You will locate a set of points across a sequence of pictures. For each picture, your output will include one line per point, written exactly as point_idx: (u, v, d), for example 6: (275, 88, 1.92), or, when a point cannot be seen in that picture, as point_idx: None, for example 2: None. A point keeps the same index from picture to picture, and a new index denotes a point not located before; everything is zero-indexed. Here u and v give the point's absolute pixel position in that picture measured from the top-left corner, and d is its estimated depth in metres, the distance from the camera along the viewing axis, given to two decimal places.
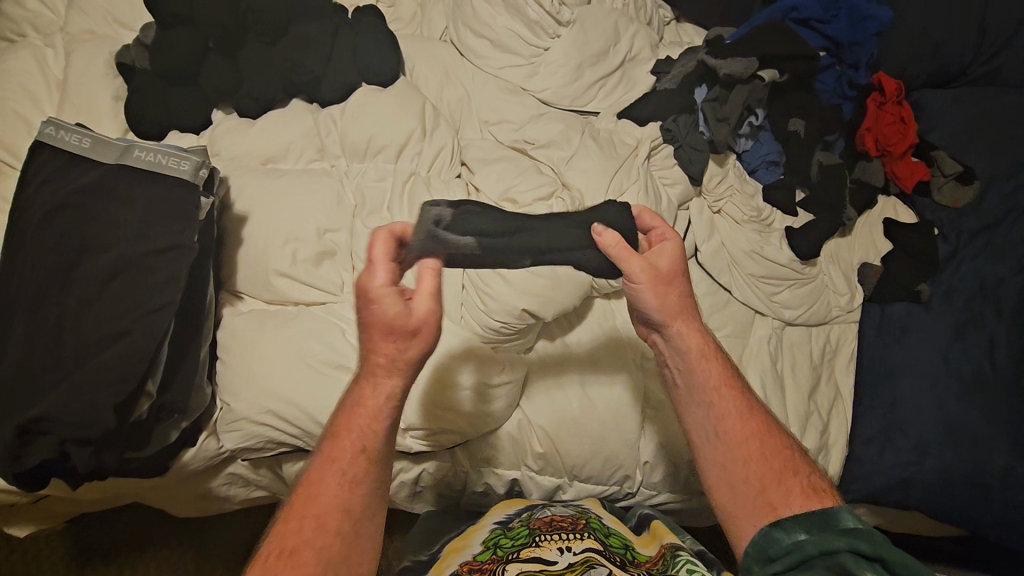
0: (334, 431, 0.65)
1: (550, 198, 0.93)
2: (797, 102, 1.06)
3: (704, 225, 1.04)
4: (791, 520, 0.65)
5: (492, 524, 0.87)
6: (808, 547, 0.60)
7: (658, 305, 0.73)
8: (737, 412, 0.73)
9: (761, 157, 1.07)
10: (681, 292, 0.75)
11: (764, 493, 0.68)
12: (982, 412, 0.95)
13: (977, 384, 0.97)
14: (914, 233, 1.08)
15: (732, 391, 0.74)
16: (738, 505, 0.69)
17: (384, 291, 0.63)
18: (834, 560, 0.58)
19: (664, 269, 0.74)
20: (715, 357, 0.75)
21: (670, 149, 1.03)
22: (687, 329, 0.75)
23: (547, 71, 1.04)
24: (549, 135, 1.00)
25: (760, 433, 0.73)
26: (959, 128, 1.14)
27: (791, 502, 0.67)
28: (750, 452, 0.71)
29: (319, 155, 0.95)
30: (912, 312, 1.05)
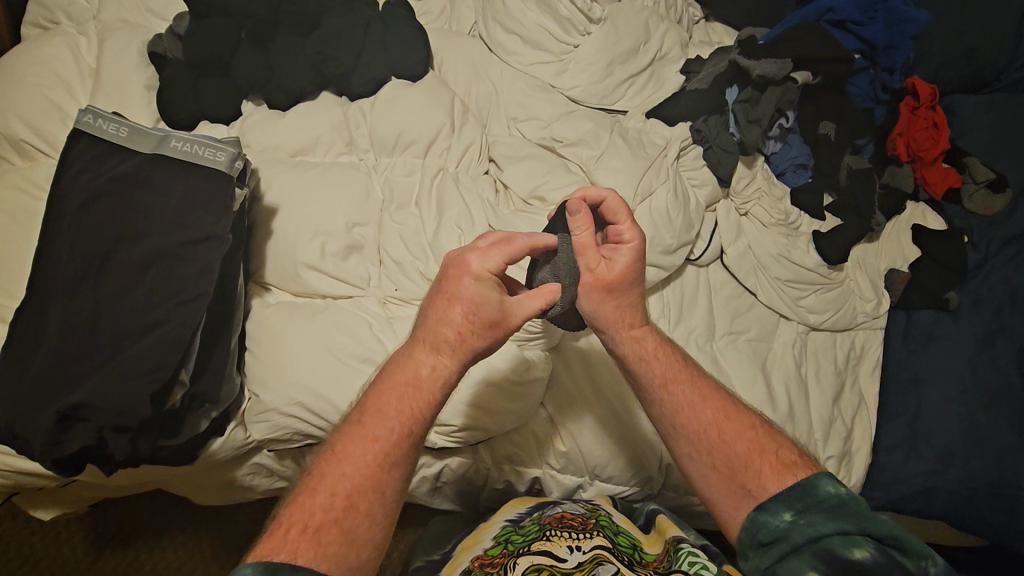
0: (374, 405, 0.63)
1: None
2: (830, 106, 1.05)
3: (730, 228, 1.04)
4: (773, 499, 0.63)
5: (504, 520, 0.86)
6: (796, 536, 0.58)
7: (596, 315, 0.73)
8: (696, 403, 0.71)
9: (790, 159, 1.06)
10: (631, 286, 0.72)
11: (735, 478, 0.66)
12: (1007, 422, 0.95)
13: (1003, 394, 0.97)
14: (944, 240, 1.07)
15: (685, 380, 0.72)
16: (716, 497, 0.67)
17: (485, 277, 0.63)
18: (821, 546, 0.56)
19: (613, 275, 0.71)
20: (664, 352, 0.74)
21: (699, 149, 1.02)
22: (633, 332, 0.73)
23: (576, 69, 1.04)
24: (577, 133, 0.99)
25: (729, 413, 0.71)
26: (991, 135, 1.13)
27: (766, 483, 0.64)
28: (720, 453, 0.68)
29: (347, 148, 0.96)
30: (939, 320, 1.04)
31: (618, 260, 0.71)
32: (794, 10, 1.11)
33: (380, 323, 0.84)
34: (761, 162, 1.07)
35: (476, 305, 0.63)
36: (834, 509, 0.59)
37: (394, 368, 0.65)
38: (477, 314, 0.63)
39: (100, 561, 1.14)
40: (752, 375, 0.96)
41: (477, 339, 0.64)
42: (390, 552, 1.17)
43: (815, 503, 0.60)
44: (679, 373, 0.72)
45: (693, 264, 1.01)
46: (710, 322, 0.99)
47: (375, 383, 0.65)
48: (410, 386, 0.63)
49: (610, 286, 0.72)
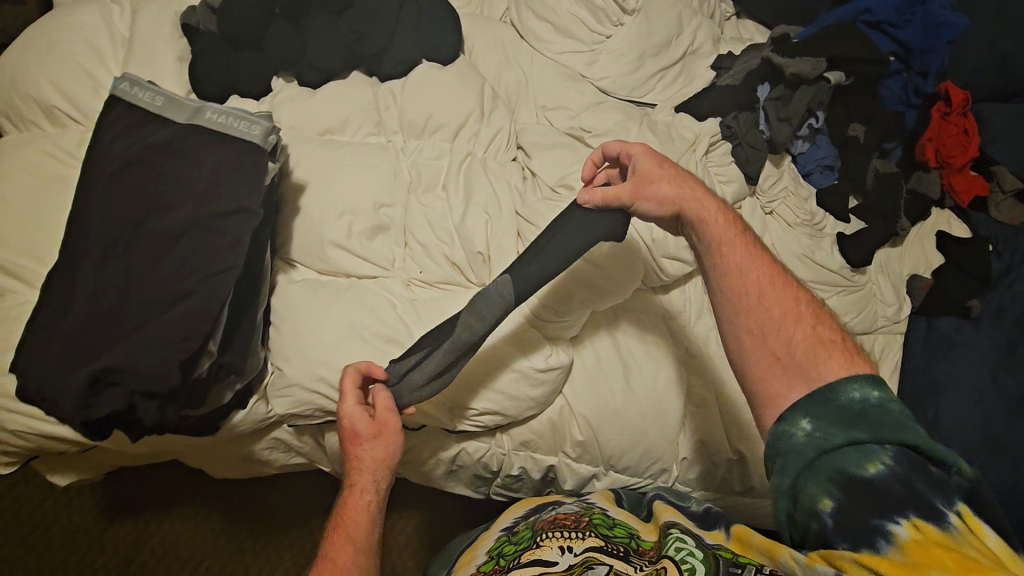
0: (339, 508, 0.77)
1: None
2: (861, 108, 1.05)
3: (755, 226, 1.03)
4: (790, 408, 0.62)
5: (499, 531, 0.85)
6: (810, 448, 0.59)
7: (658, 210, 0.72)
8: (745, 273, 0.69)
9: (816, 160, 1.06)
10: (673, 168, 0.74)
11: (768, 344, 0.65)
12: None
13: None
14: (968, 248, 1.07)
15: (739, 246, 0.70)
16: (756, 383, 0.66)
17: (350, 416, 0.76)
18: (835, 465, 0.57)
19: (644, 174, 0.73)
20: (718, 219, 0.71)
21: (728, 146, 1.01)
22: (695, 210, 0.71)
23: (607, 59, 1.04)
24: (606, 124, 0.99)
25: (776, 279, 0.69)
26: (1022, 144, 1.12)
27: (797, 354, 0.64)
28: (767, 322, 0.66)
29: (376, 129, 0.96)
30: (960, 327, 1.04)
31: (638, 164, 0.74)
32: (830, 10, 1.10)
33: (403, 304, 0.85)
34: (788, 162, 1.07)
35: (348, 428, 0.77)
36: (848, 416, 0.60)
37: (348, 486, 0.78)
38: (355, 434, 0.77)
39: (111, 529, 1.15)
40: None
41: (372, 451, 0.77)
42: (401, 535, 1.18)
43: (830, 412, 0.60)
44: (737, 241, 0.70)
45: None
46: None
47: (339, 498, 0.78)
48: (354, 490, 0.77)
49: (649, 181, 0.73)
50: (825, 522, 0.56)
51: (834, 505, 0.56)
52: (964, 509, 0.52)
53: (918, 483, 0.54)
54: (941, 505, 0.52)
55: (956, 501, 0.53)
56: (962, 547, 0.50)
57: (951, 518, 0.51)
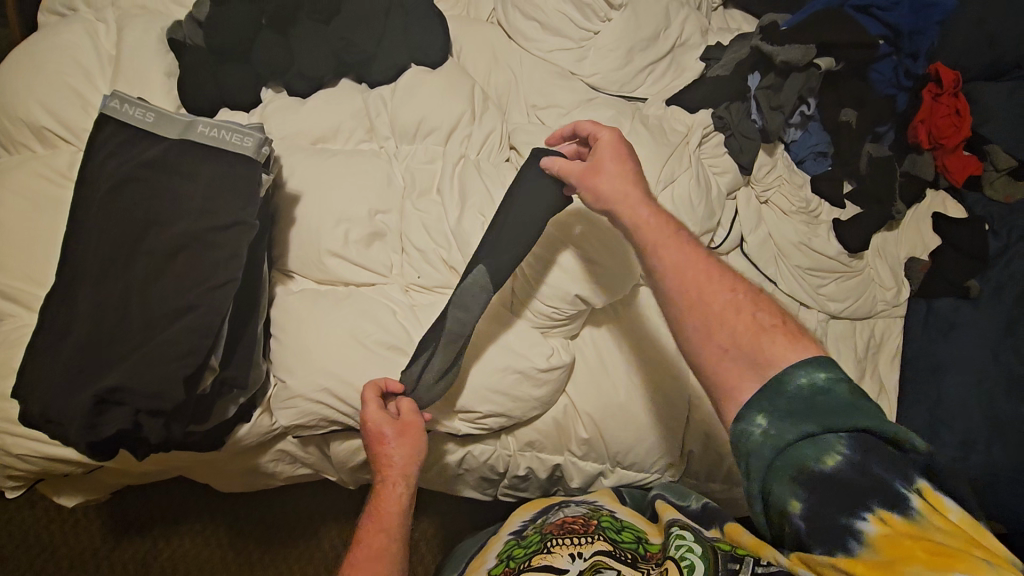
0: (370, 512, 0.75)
1: None
2: (852, 94, 1.05)
3: (751, 213, 1.04)
4: (747, 405, 0.58)
5: (507, 535, 0.86)
6: (767, 450, 0.56)
7: (601, 198, 0.72)
8: (683, 264, 0.66)
9: (809, 147, 1.08)
10: (624, 160, 0.73)
11: (712, 334, 0.62)
12: None
13: None
14: (964, 229, 1.07)
15: (678, 238, 0.68)
16: (711, 373, 0.61)
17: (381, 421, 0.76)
18: (797, 464, 0.54)
19: (590, 164, 0.74)
20: (658, 210, 0.70)
21: (722, 137, 1.01)
22: (633, 196, 0.71)
23: (596, 55, 1.04)
24: (598, 121, 0.99)
25: (714, 264, 0.66)
26: (1014, 122, 1.12)
27: (742, 342, 0.60)
28: (709, 308, 0.63)
29: (369, 136, 0.96)
30: (959, 308, 1.04)
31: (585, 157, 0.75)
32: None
33: (404, 310, 0.86)
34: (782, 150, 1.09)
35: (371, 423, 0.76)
36: (805, 405, 0.56)
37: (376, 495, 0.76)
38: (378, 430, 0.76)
39: (120, 548, 1.15)
40: None
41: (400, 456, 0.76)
42: (413, 538, 1.18)
43: (785, 405, 0.56)
44: (671, 228, 0.69)
45: (713, 252, 1.02)
46: None
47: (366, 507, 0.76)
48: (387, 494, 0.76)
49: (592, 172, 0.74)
50: (797, 526, 0.53)
51: (802, 509, 0.53)
52: (925, 487, 0.51)
53: (876, 468, 0.52)
54: (903, 489, 0.51)
55: (916, 479, 0.52)
56: (928, 533, 0.49)
57: (912, 501, 0.51)
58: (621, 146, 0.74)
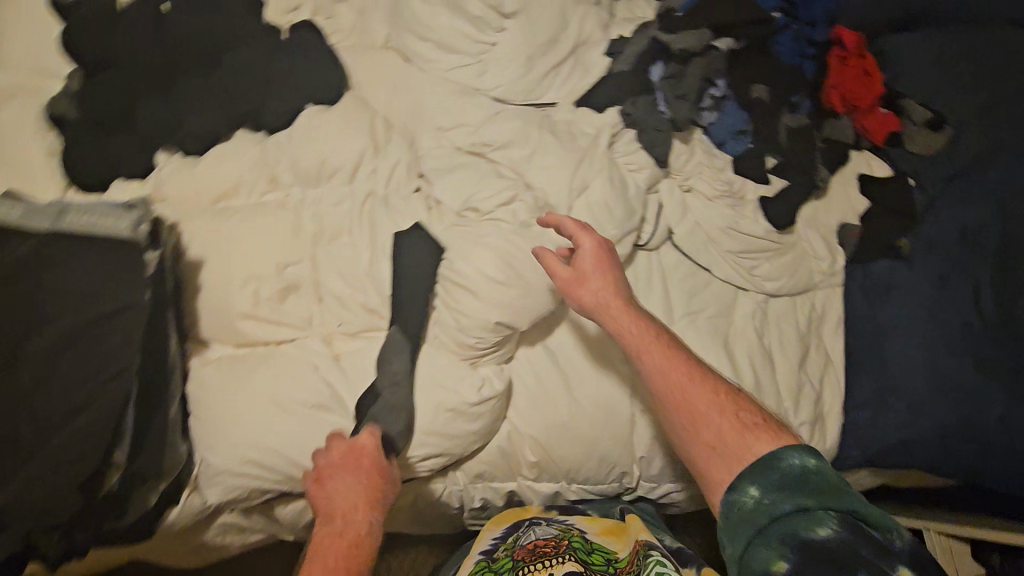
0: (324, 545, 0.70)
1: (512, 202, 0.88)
2: (758, 70, 1.04)
3: (676, 208, 1.03)
4: (738, 479, 0.69)
5: (478, 555, 0.84)
6: (760, 518, 0.65)
7: (584, 305, 0.82)
8: (665, 368, 0.78)
9: (728, 128, 1.03)
10: (605, 265, 0.83)
11: (701, 434, 0.74)
12: (973, 364, 0.92)
13: (968, 336, 0.93)
14: (889, 188, 1.07)
15: (659, 340, 0.80)
16: (693, 456, 0.75)
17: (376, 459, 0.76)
18: (786, 528, 0.63)
19: (583, 269, 0.82)
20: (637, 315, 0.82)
21: (633, 133, 0.98)
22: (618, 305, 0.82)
23: (496, 67, 1.01)
24: (505, 135, 0.96)
25: (694, 374, 0.78)
26: (925, 73, 1.12)
27: (728, 442, 0.72)
28: (695, 412, 0.75)
29: (271, 185, 0.92)
30: (895, 269, 1.02)
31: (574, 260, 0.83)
32: None
33: (327, 363, 0.83)
34: (699, 135, 1.05)
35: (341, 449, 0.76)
36: (795, 483, 0.66)
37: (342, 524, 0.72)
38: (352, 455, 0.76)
39: None
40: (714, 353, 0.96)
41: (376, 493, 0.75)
42: (392, 574, 1.17)
43: (778, 480, 0.67)
44: (653, 340, 0.80)
45: (643, 249, 1.01)
46: (668, 305, 0.99)
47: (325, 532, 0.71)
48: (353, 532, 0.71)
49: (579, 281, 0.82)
50: None
51: (788, 567, 0.60)
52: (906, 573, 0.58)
53: (861, 546, 0.60)
54: (888, 568, 0.58)
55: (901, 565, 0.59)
56: None
57: None
58: (602, 251, 0.84)
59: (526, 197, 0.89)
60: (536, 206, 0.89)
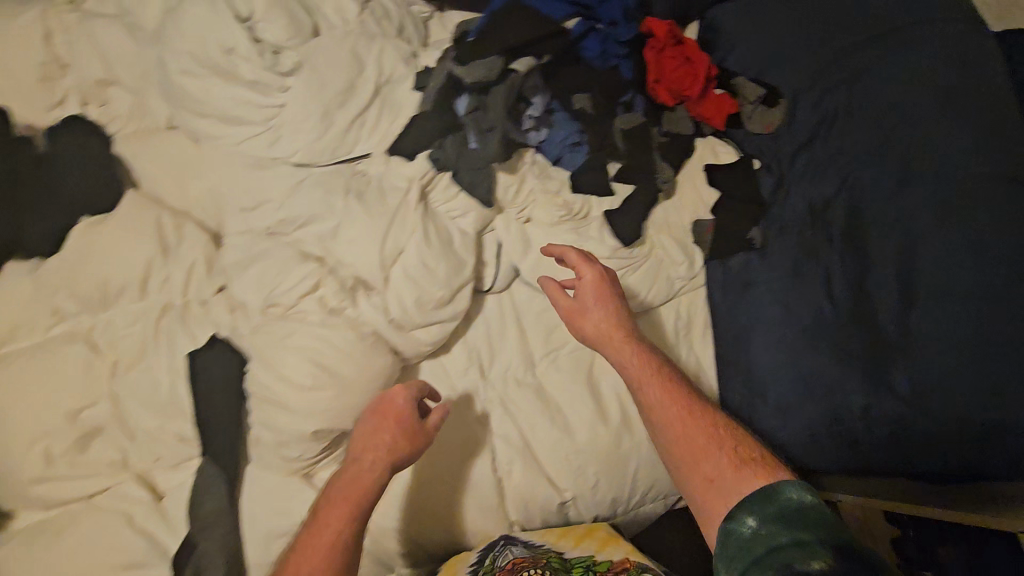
0: (323, 511, 0.69)
1: (315, 290, 0.81)
2: (573, 79, 0.97)
3: (517, 243, 0.97)
4: (736, 508, 0.65)
5: None
6: (758, 546, 0.60)
7: (590, 332, 0.86)
8: (667, 400, 0.79)
9: (561, 143, 0.97)
10: (607, 300, 0.88)
11: (700, 467, 0.72)
12: (831, 355, 0.89)
13: (818, 327, 0.91)
14: (734, 175, 1.03)
15: (656, 378, 0.81)
16: (690, 483, 0.73)
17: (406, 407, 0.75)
18: (779, 557, 0.56)
19: (583, 300, 0.88)
20: (637, 356, 0.83)
21: (448, 177, 0.90)
22: (617, 336, 0.85)
23: (291, 131, 0.92)
24: (308, 208, 0.88)
25: (692, 412, 0.77)
26: (755, 46, 1.07)
27: (727, 476, 0.70)
28: (692, 445, 0.74)
29: (56, 317, 0.82)
30: (751, 262, 0.99)
31: (585, 292, 0.88)
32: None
33: (144, 509, 0.77)
34: (533, 154, 0.99)
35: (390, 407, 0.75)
36: (794, 515, 0.61)
37: (348, 476, 0.71)
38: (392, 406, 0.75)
39: None
40: (577, 392, 0.92)
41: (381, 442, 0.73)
42: None
43: (767, 511, 0.63)
44: (653, 372, 0.81)
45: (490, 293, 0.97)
46: (525, 349, 0.94)
47: (331, 489, 0.71)
48: (355, 488, 0.70)
49: (579, 313, 0.88)
50: None
51: None
52: None
53: None
54: None
55: None
56: None
57: None
58: (603, 285, 0.89)
59: (332, 279, 0.83)
60: (344, 286, 0.83)
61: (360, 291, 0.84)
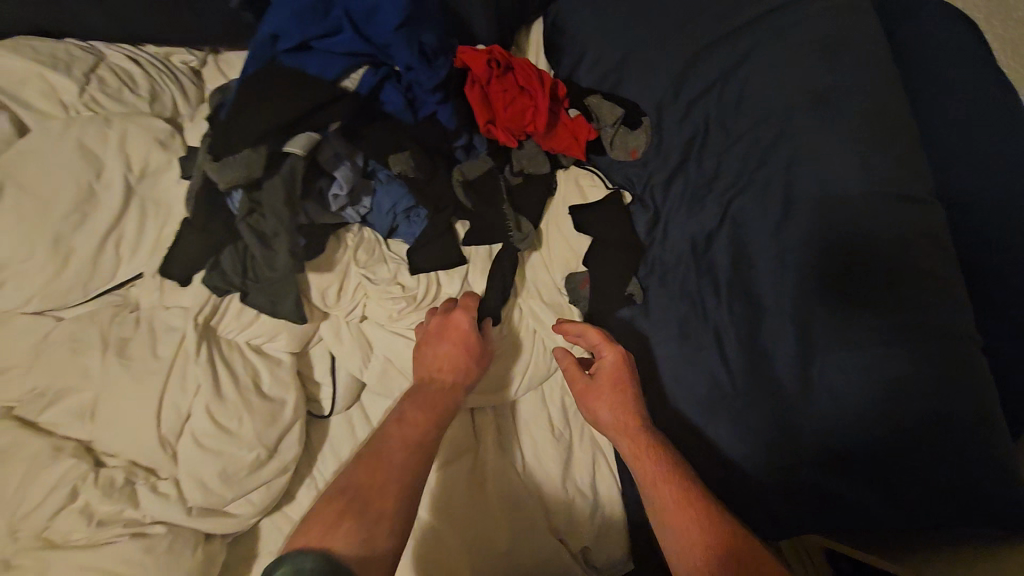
0: (399, 416, 0.69)
1: (72, 501, 0.62)
2: (383, 139, 0.75)
3: (353, 350, 0.78)
4: None
5: None
6: None
7: (607, 419, 0.74)
8: (680, 511, 0.65)
9: (390, 210, 0.78)
10: (627, 390, 0.76)
11: None
12: (732, 427, 0.76)
13: (716, 397, 0.77)
14: (604, 216, 0.85)
15: (676, 485, 0.67)
16: None
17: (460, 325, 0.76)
18: None
19: (602, 381, 0.76)
20: (653, 452, 0.70)
21: (236, 299, 0.70)
22: (634, 429, 0.72)
23: (10, 276, 0.67)
24: (52, 378, 0.66)
25: (713, 533, 0.62)
26: (607, 50, 0.88)
27: None
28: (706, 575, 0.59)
29: None
30: (634, 321, 0.83)
31: (601, 374, 0.77)
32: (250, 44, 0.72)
33: None
34: (358, 230, 0.79)
35: (434, 327, 0.76)
36: None
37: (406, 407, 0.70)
38: (431, 336, 0.76)
39: None
40: (454, 517, 0.78)
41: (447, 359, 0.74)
42: None
43: None
44: (669, 476, 0.68)
45: (335, 414, 0.80)
46: None
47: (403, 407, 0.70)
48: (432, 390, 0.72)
49: (594, 395, 0.76)
50: None
51: None
52: None
53: None
54: None
55: None
56: None
57: None
58: (626, 372, 0.76)
59: (97, 478, 0.63)
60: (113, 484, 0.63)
61: (141, 482, 0.64)
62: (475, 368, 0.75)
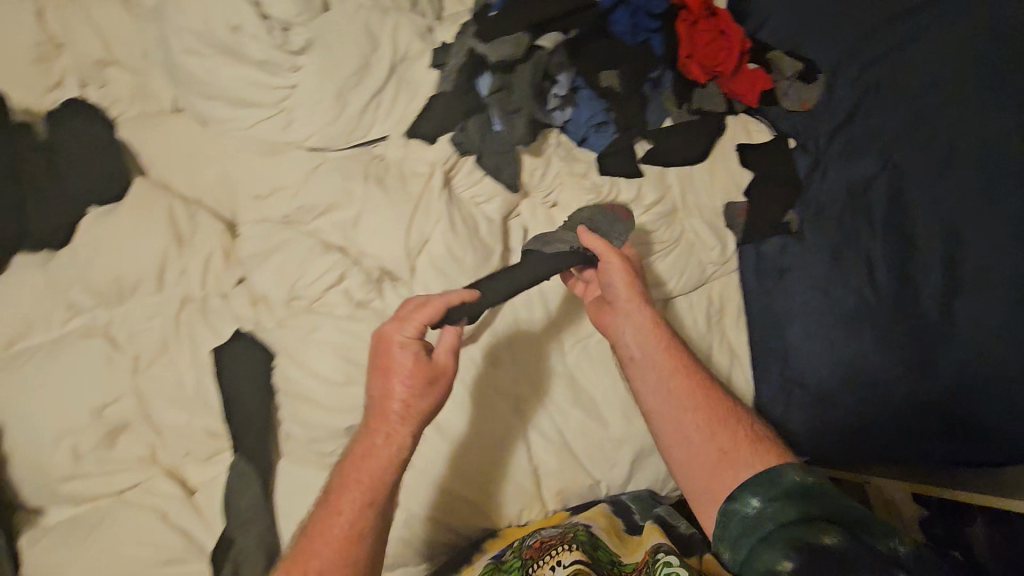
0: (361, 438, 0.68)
1: (340, 284, 0.80)
2: (602, 53, 0.91)
3: (544, 228, 0.92)
4: (741, 488, 0.65)
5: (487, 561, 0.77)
6: (769, 522, 0.61)
7: (619, 286, 0.81)
8: (678, 387, 0.76)
9: (586, 123, 0.91)
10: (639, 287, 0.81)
11: (711, 445, 0.71)
12: (872, 341, 0.87)
13: (862, 313, 0.88)
14: (767, 156, 0.98)
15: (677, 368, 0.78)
16: (690, 470, 0.71)
17: (409, 343, 0.69)
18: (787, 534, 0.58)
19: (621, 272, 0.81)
20: (662, 328, 0.80)
21: (471, 161, 0.87)
22: (640, 309, 0.80)
23: (303, 114, 0.83)
24: (326, 195, 0.83)
25: (698, 405, 0.75)
26: (789, 19, 1.02)
27: (728, 464, 0.69)
28: (700, 437, 0.72)
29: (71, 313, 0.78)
30: (786, 247, 0.96)
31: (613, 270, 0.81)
32: None
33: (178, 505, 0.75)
34: (556, 135, 0.92)
35: (383, 342, 0.69)
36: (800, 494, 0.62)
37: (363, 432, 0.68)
38: (379, 367, 0.69)
39: None
40: (610, 382, 0.89)
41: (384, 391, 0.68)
42: None
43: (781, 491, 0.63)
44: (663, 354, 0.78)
45: None
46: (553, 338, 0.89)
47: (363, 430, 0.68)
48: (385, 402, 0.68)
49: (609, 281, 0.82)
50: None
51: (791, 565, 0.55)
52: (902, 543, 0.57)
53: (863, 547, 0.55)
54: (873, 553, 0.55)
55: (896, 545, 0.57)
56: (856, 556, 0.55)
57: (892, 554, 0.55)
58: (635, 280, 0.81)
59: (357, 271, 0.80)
60: (370, 278, 0.80)
61: (386, 284, 0.81)
62: (431, 394, 0.69)
